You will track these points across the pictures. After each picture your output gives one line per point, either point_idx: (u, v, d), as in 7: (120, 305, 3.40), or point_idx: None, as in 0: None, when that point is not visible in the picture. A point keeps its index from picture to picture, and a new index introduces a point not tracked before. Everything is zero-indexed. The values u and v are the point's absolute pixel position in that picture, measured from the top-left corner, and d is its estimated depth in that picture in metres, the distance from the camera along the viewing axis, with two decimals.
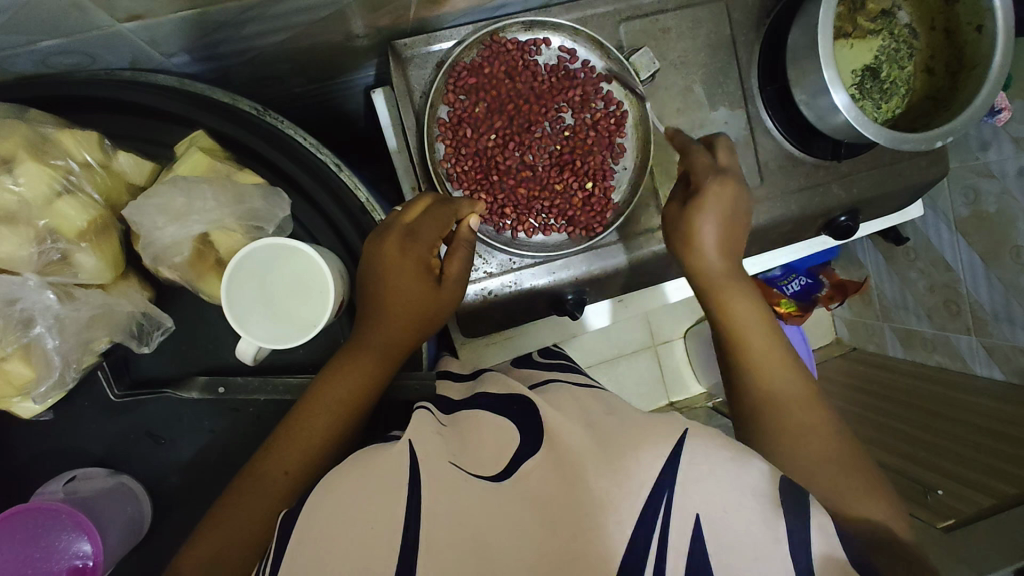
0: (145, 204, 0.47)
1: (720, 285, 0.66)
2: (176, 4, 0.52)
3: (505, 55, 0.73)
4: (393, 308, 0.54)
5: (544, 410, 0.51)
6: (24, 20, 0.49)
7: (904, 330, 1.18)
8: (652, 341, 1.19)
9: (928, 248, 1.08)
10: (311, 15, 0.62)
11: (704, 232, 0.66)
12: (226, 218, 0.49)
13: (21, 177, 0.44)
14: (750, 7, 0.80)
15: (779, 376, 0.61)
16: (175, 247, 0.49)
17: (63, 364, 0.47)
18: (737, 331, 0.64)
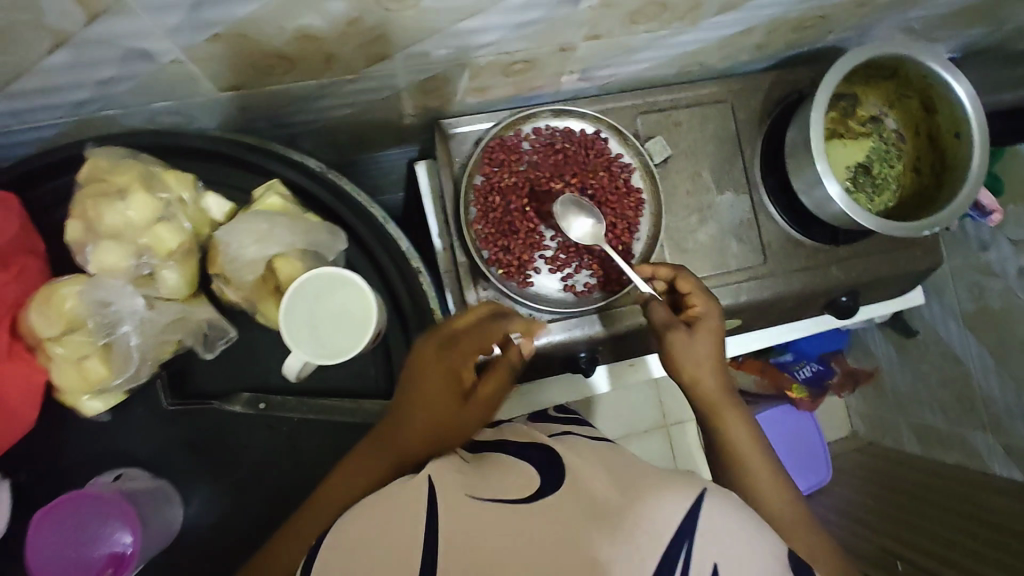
0: (235, 226, 0.55)
1: (716, 407, 0.65)
2: (269, 78, 0.64)
3: (539, 138, 0.82)
4: (422, 408, 0.56)
5: (570, 456, 0.50)
6: (150, 85, 0.62)
7: (919, 425, 1.26)
8: (663, 422, 1.22)
9: (937, 341, 1.19)
10: (374, 94, 0.76)
11: (699, 349, 0.66)
12: (297, 242, 0.57)
13: (132, 205, 0.52)
14: (752, 108, 0.91)
15: (773, 496, 0.59)
16: (251, 266, 0.56)
17: (139, 360, 0.54)
18: (733, 448, 0.63)
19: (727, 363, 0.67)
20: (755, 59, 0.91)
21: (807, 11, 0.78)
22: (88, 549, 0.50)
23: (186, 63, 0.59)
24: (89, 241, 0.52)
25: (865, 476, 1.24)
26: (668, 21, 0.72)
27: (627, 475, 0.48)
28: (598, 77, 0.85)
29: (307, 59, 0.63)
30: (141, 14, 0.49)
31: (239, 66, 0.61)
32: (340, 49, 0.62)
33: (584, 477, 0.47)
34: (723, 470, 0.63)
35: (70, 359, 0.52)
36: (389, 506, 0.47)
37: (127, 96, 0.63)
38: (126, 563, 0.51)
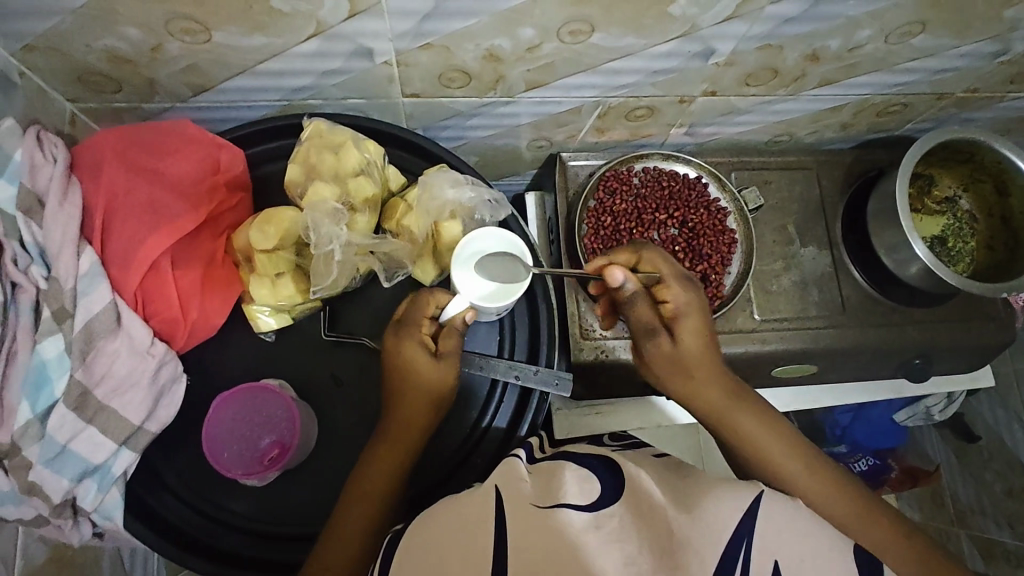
0: (439, 175, 0.66)
1: (728, 416, 0.68)
2: (444, 89, 0.79)
3: (648, 175, 0.93)
4: (406, 385, 0.62)
5: (625, 469, 0.61)
6: (354, 82, 0.76)
7: None
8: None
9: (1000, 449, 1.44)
10: (516, 120, 0.90)
11: (692, 361, 0.68)
12: (479, 197, 0.68)
13: (343, 157, 0.64)
14: (835, 178, 1.01)
15: (791, 469, 0.66)
16: (442, 207, 0.66)
17: (335, 276, 0.62)
18: (751, 442, 0.67)
19: (721, 369, 0.69)
20: (839, 139, 1.04)
21: (892, 96, 0.91)
22: (260, 433, 0.61)
23: (392, 66, 0.73)
24: (306, 181, 0.64)
25: None
26: (775, 87, 0.85)
27: (681, 490, 0.58)
28: (701, 133, 0.98)
29: (482, 78, 0.77)
30: (387, 16, 0.64)
31: (429, 76, 0.76)
32: (511, 72, 0.77)
33: (641, 493, 0.57)
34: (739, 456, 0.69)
35: (268, 273, 0.62)
36: (471, 518, 0.55)
37: (333, 89, 0.77)
38: (286, 450, 0.60)
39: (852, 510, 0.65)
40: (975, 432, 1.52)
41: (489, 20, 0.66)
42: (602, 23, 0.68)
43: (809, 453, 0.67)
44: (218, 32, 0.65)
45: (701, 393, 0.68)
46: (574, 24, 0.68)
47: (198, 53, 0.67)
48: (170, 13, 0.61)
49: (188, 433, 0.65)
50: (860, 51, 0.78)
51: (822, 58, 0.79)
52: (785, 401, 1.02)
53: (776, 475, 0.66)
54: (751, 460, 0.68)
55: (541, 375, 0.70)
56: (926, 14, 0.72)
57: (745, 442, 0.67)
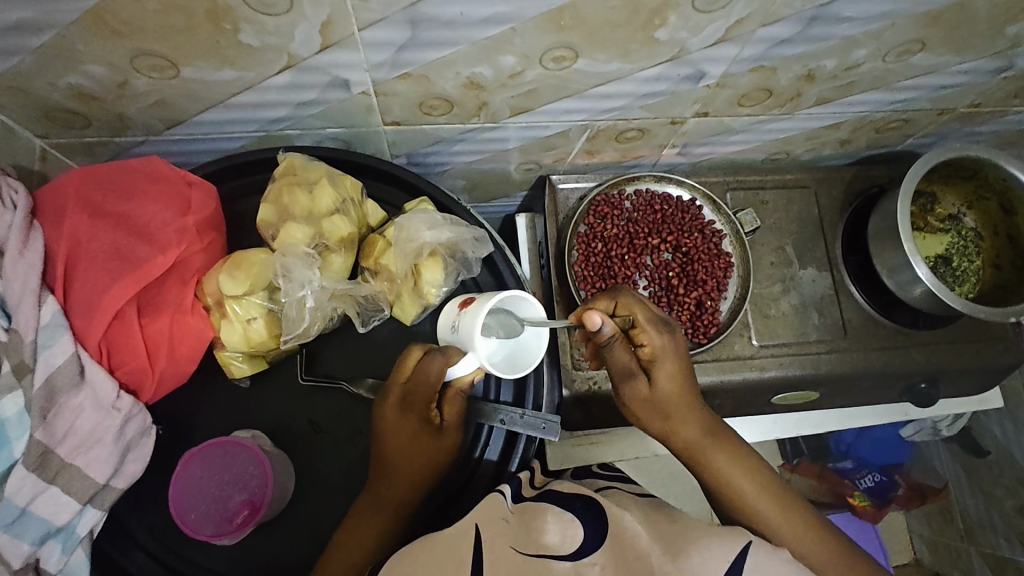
0: (415, 216, 0.63)
1: (697, 447, 0.66)
2: (426, 116, 0.76)
3: (640, 198, 0.90)
4: (401, 446, 0.60)
5: (610, 509, 0.59)
6: (332, 111, 0.73)
7: (997, 557, 1.45)
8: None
9: (1010, 463, 1.42)
10: (502, 145, 0.87)
11: (662, 392, 0.65)
12: (459, 234, 0.65)
13: (317, 195, 0.61)
14: (834, 196, 0.98)
15: (759, 504, 0.64)
16: (418, 248, 0.63)
17: (307, 323, 0.60)
18: (720, 475, 0.65)
19: (693, 397, 0.67)
20: (837, 155, 1.00)
21: (891, 112, 0.88)
22: (228, 495, 0.57)
23: (370, 96, 0.71)
24: (279, 219, 0.61)
25: None
26: (769, 107, 0.82)
27: (669, 532, 0.56)
28: (695, 153, 0.95)
29: (464, 105, 0.75)
30: (361, 48, 0.62)
31: (410, 104, 0.73)
32: (494, 99, 0.74)
33: (626, 539, 0.55)
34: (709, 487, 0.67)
35: (241, 318, 0.59)
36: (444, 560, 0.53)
37: (310, 119, 0.75)
38: (257, 508, 0.57)
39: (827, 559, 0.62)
40: (984, 447, 1.48)
41: (467, 48, 0.64)
42: (586, 49, 0.65)
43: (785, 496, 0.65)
44: (185, 67, 0.62)
45: (671, 424, 0.66)
46: (558, 50, 0.65)
47: (167, 88, 0.65)
48: (133, 49, 0.59)
49: (159, 485, 0.62)
50: (857, 70, 0.75)
51: (818, 78, 0.76)
52: (786, 427, 0.99)
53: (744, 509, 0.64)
54: (720, 493, 0.66)
55: (528, 419, 0.67)
56: (925, 32, 0.69)
57: (715, 475, 0.66)
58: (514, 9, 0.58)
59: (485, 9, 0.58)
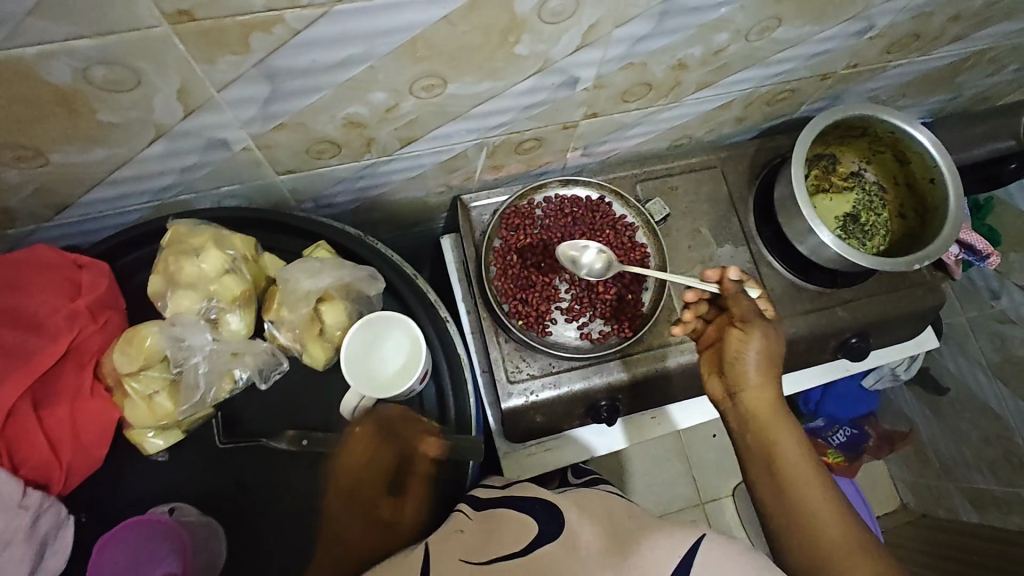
0: (295, 267, 0.65)
1: (761, 413, 0.69)
2: (316, 161, 0.77)
3: (549, 205, 0.92)
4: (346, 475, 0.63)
5: (567, 510, 0.57)
6: (220, 171, 0.74)
7: (974, 493, 1.46)
8: (700, 500, 1.43)
9: (969, 397, 1.45)
10: (405, 174, 0.88)
11: (749, 358, 0.70)
12: (345, 278, 0.66)
13: (205, 260, 0.62)
14: (740, 171, 1.01)
15: (803, 480, 0.65)
16: (306, 298, 0.64)
17: (204, 390, 0.61)
18: (769, 443, 0.67)
19: (774, 374, 0.70)
20: (738, 131, 1.03)
21: (776, 85, 0.90)
22: (146, 569, 0.58)
23: (254, 150, 0.71)
24: (168, 290, 0.61)
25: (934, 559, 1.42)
26: (655, 99, 0.84)
27: (627, 526, 0.55)
28: (599, 152, 0.97)
29: (352, 144, 0.75)
30: (226, 108, 0.62)
31: (296, 152, 0.74)
32: (379, 134, 0.75)
33: (582, 536, 0.53)
34: (753, 455, 0.69)
35: (142, 395, 0.59)
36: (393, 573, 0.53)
37: (200, 181, 0.75)
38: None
39: (848, 545, 0.61)
40: (943, 385, 1.52)
41: (334, 91, 0.64)
42: (453, 75, 0.67)
43: (825, 478, 0.65)
44: (53, 153, 0.62)
45: (744, 385, 0.70)
46: (425, 80, 0.66)
47: (41, 175, 0.65)
48: None
49: None
50: (726, 53, 0.77)
51: (691, 66, 0.78)
52: None
53: (782, 484, 0.65)
54: (765, 461, 0.67)
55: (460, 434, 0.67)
56: (778, 9, 0.71)
57: (766, 443, 0.68)
58: (366, 49, 0.59)
59: (336, 53, 0.59)
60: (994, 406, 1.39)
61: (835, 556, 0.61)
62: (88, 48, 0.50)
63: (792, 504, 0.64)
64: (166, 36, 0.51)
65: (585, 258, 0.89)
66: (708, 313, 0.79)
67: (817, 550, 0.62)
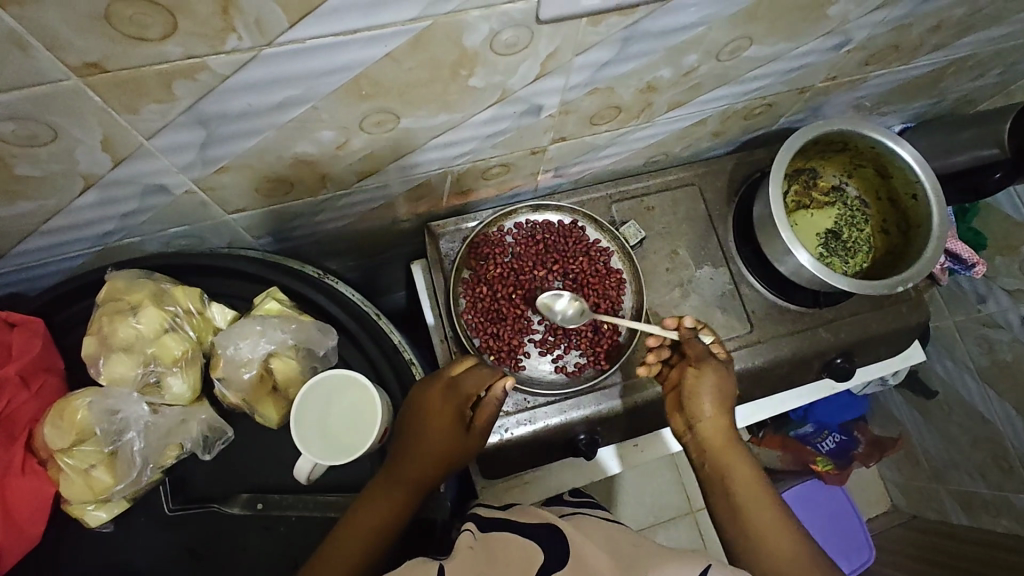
0: (231, 332, 0.61)
1: (712, 441, 0.69)
2: (268, 199, 0.73)
3: (520, 231, 0.88)
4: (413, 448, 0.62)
5: (573, 539, 0.57)
6: (163, 214, 0.69)
7: (963, 494, 1.44)
8: (691, 509, 1.38)
9: (958, 402, 1.43)
10: (367, 205, 0.84)
11: (703, 394, 0.71)
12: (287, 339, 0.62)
13: (142, 318, 0.58)
14: (719, 188, 0.97)
15: (752, 506, 0.64)
16: (248, 364, 0.61)
17: (141, 466, 0.57)
18: (720, 471, 0.67)
19: (728, 406, 0.71)
20: (716, 145, 1.00)
21: (752, 101, 0.87)
22: None
23: (198, 193, 0.67)
24: (101, 354, 0.57)
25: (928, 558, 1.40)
26: (626, 121, 0.80)
27: (632, 552, 0.55)
28: (571, 173, 0.93)
29: (305, 181, 0.71)
30: (160, 154, 0.58)
31: (245, 192, 0.69)
32: (333, 169, 0.70)
33: (594, 561, 0.53)
34: (709, 483, 0.68)
35: (78, 469, 0.56)
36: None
37: (144, 225, 0.70)
38: None
39: (802, 560, 0.60)
40: (931, 388, 1.50)
41: (277, 132, 0.60)
42: (406, 110, 0.62)
43: (778, 504, 0.65)
44: None
45: (697, 415, 0.71)
46: (375, 116, 0.62)
47: None
48: None
49: None
50: (697, 73, 0.73)
51: (661, 87, 0.74)
52: None
53: (735, 509, 0.64)
54: (718, 490, 0.67)
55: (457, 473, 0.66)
56: (749, 29, 0.67)
57: (718, 471, 0.67)
58: (306, 90, 0.55)
59: (274, 96, 0.54)
60: (981, 409, 1.37)
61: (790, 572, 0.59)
62: None
63: (743, 528, 0.63)
64: (78, 88, 0.47)
65: (559, 305, 0.84)
66: (669, 359, 0.79)
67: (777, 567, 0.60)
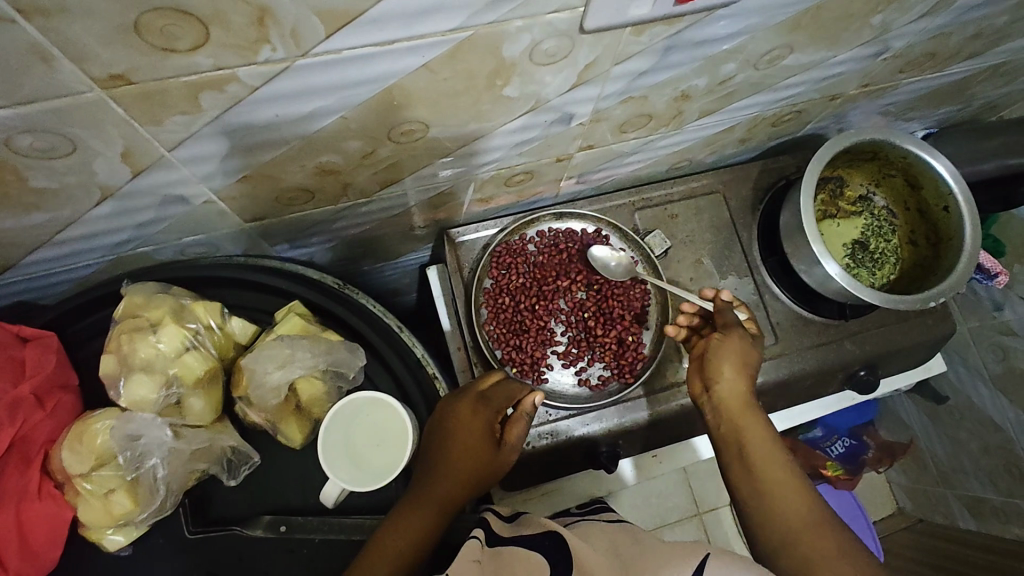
0: (260, 354, 0.58)
1: (729, 405, 0.65)
2: (288, 208, 0.70)
3: (543, 240, 0.87)
4: (453, 461, 0.61)
5: (575, 548, 0.53)
6: (181, 223, 0.66)
7: (971, 500, 1.41)
8: (698, 511, 1.28)
9: (970, 405, 1.39)
10: (387, 212, 0.81)
11: (722, 358, 0.67)
12: (319, 365, 0.59)
13: (163, 337, 0.55)
14: (743, 196, 0.95)
15: (768, 471, 0.61)
16: (274, 392, 0.58)
17: (163, 494, 0.55)
18: (735, 435, 0.63)
19: (749, 370, 0.67)
20: (741, 152, 0.97)
21: (782, 108, 0.85)
22: None
23: (217, 202, 0.64)
24: (121, 375, 0.55)
25: (932, 558, 1.39)
26: (655, 128, 0.78)
27: (634, 558, 0.51)
28: (594, 179, 0.90)
29: (326, 190, 0.69)
30: (181, 165, 0.55)
31: (265, 201, 0.67)
32: (356, 178, 0.68)
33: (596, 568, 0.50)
34: (724, 447, 0.65)
35: (98, 494, 0.54)
36: None
37: (160, 234, 0.67)
38: None
39: (816, 524, 0.57)
40: (942, 393, 1.45)
41: (301, 142, 0.58)
42: (436, 120, 0.60)
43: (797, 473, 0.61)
44: None
45: (716, 377, 0.66)
46: (404, 126, 0.60)
47: None
48: None
49: None
50: (733, 82, 0.71)
51: (694, 96, 0.72)
52: None
53: (750, 475, 0.61)
54: (733, 453, 0.63)
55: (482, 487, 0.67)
56: (790, 38, 0.65)
57: (732, 432, 0.64)
58: (335, 102, 0.52)
59: (301, 107, 0.52)
60: (994, 415, 1.33)
61: (800, 536, 0.56)
62: (7, 117, 0.43)
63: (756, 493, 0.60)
64: (101, 100, 0.44)
65: (601, 255, 0.87)
66: (698, 328, 0.76)
67: (787, 530, 0.57)
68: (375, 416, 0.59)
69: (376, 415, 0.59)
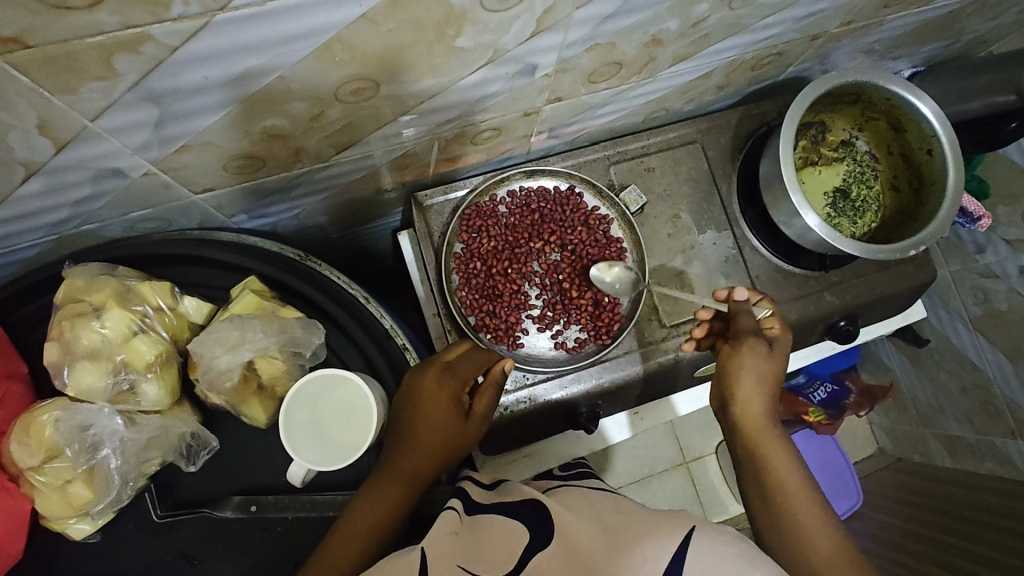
0: (207, 338, 0.56)
1: (750, 409, 0.62)
2: (239, 178, 0.66)
3: (514, 200, 0.84)
4: (421, 436, 0.59)
5: (555, 512, 0.51)
6: (124, 198, 0.63)
7: (946, 438, 1.45)
8: (684, 460, 1.30)
9: (949, 347, 1.39)
10: (348, 176, 0.77)
11: (744, 358, 0.65)
12: (271, 346, 0.58)
13: (107, 321, 0.53)
14: (723, 146, 0.91)
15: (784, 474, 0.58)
16: (227, 373, 0.57)
17: (121, 482, 0.54)
18: (755, 438, 0.61)
19: (774, 377, 0.65)
20: (720, 99, 0.93)
21: (761, 50, 0.80)
22: None
23: (159, 175, 0.60)
24: (65, 363, 0.52)
25: (909, 494, 1.43)
26: (626, 77, 0.73)
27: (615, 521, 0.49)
28: (565, 134, 0.86)
29: (277, 156, 0.64)
30: (109, 136, 0.51)
31: (211, 171, 0.63)
32: (308, 142, 0.64)
33: (574, 535, 0.48)
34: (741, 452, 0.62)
35: (53, 486, 0.52)
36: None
37: (102, 211, 0.63)
38: None
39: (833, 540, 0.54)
40: (923, 336, 1.45)
41: (240, 106, 0.53)
42: (385, 76, 0.56)
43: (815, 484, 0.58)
44: None
45: (738, 377, 0.64)
46: (351, 85, 0.55)
47: None
48: None
49: None
50: (706, 23, 0.66)
51: (665, 40, 0.67)
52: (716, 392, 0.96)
53: (767, 477, 0.59)
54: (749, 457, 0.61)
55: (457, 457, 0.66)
56: None
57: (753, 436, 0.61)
58: (270, 59, 0.48)
59: (235, 66, 0.47)
60: (973, 357, 1.34)
61: (819, 549, 0.53)
62: None
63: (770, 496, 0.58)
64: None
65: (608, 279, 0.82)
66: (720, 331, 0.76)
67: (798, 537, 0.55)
68: (339, 393, 0.57)
69: (339, 391, 0.57)
